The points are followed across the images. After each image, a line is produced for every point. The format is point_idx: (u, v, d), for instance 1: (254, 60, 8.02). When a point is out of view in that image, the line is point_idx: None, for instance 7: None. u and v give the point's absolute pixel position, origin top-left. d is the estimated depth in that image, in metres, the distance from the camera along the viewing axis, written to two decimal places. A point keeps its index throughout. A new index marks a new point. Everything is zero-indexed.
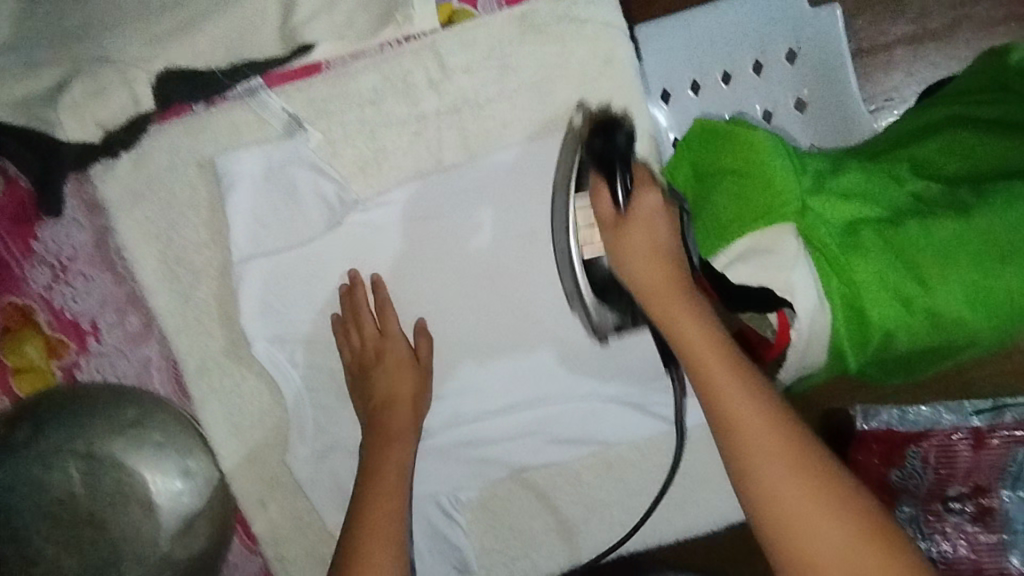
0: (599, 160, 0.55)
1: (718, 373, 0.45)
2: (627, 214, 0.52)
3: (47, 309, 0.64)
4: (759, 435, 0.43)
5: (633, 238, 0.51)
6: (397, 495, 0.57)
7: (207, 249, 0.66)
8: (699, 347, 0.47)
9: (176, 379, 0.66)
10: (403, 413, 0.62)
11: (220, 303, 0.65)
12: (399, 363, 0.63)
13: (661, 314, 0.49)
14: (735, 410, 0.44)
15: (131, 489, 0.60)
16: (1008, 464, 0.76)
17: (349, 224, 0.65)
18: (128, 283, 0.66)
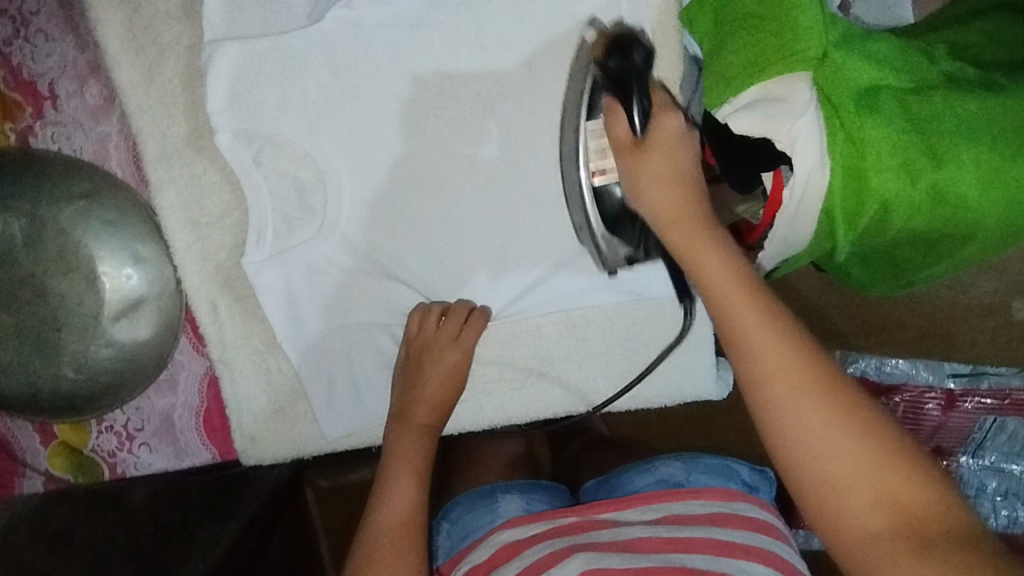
0: (615, 81, 0.54)
1: (716, 293, 0.44)
2: (646, 139, 0.50)
3: (4, 66, 0.60)
4: (767, 349, 0.42)
5: (653, 161, 0.49)
6: (412, 500, 0.57)
7: (178, 25, 0.61)
8: (663, 193, 0.48)
9: (137, 163, 0.63)
10: (441, 405, 0.63)
11: (185, 87, 0.61)
12: (447, 362, 0.63)
13: (684, 246, 0.47)
14: (732, 308, 0.43)
15: (78, 260, 0.58)
16: (973, 430, 0.82)
17: (332, 18, 0.60)
18: (91, 50, 0.61)
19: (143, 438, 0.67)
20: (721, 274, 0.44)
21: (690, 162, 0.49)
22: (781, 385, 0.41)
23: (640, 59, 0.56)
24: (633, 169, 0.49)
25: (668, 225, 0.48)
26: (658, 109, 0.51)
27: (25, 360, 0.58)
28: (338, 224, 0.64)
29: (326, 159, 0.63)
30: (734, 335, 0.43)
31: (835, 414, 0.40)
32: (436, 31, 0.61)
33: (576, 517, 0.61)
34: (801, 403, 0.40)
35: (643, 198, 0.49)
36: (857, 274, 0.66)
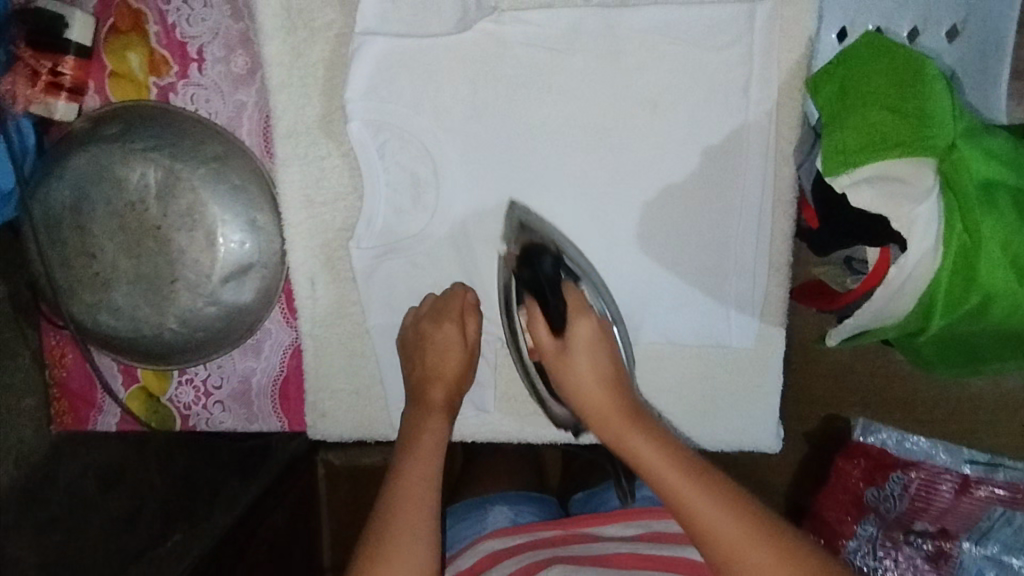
0: (532, 289, 0.64)
1: (669, 480, 0.51)
2: (562, 341, 0.61)
3: (159, 23, 0.63)
4: (634, 436, 0.55)
5: (574, 363, 0.60)
6: (430, 465, 0.58)
7: (331, 12, 0.63)
8: (589, 386, 0.59)
9: (266, 135, 0.65)
10: (447, 381, 0.64)
11: (327, 72, 0.64)
12: (440, 332, 0.64)
13: (597, 418, 0.58)
14: (679, 478, 0.51)
15: (199, 216, 0.60)
16: (981, 517, 0.80)
17: (479, 30, 0.63)
18: (244, 22, 0.63)
19: (219, 396, 0.69)
20: (672, 463, 0.52)
21: (612, 365, 0.60)
22: (727, 546, 0.48)
23: (550, 267, 0.64)
24: (558, 372, 0.61)
25: (635, 435, 0.55)
26: (573, 313, 0.62)
27: (134, 301, 0.61)
28: (445, 223, 0.66)
29: (445, 162, 0.65)
30: (688, 515, 0.49)
31: (772, 556, 0.47)
32: (572, 58, 0.64)
33: (560, 530, 0.67)
34: (750, 561, 0.47)
35: (571, 402, 0.60)
36: (927, 353, 0.67)
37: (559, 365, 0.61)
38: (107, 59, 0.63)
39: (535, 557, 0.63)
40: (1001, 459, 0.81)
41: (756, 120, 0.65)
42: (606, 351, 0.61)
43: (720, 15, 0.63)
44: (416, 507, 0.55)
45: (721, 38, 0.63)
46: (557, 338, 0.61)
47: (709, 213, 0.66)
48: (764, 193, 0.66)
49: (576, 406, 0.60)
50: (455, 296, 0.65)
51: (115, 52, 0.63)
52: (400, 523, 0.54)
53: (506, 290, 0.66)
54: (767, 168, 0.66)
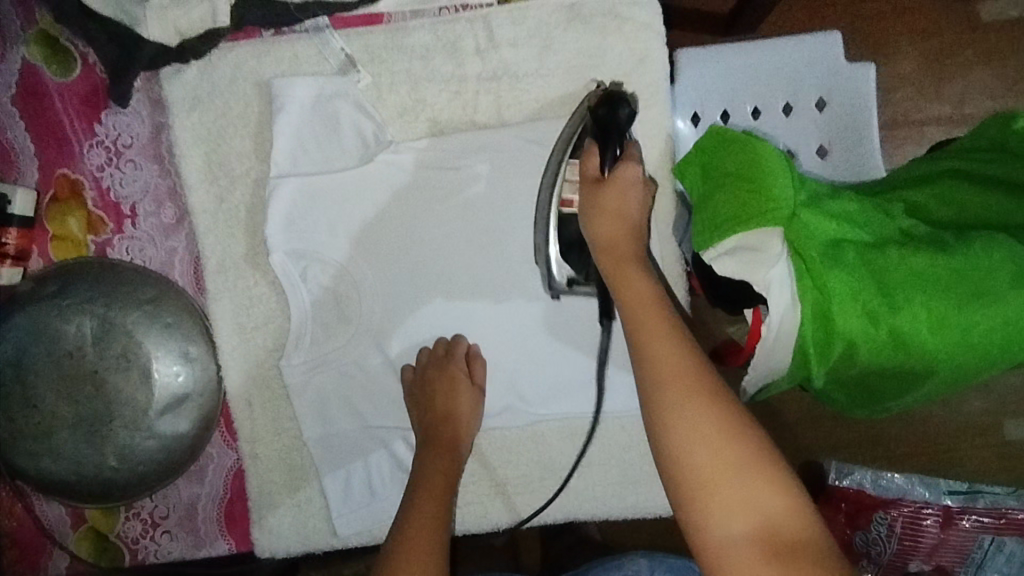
0: (599, 129, 0.64)
1: (660, 351, 0.50)
2: (608, 177, 0.61)
3: (95, 189, 0.72)
4: (660, 343, 0.51)
5: (606, 198, 0.60)
6: (439, 515, 0.62)
7: (248, 160, 0.72)
8: (605, 221, 0.59)
9: (196, 273, 0.72)
10: (461, 422, 0.69)
11: (248, 212, 0.72)
12: (450, 375, 0.69)
13: (617, 276, 0.57)
14: (668, 356, 0.50)
15: (134, 356, 0.66)
16: (972, 548, 0.84)
17: (380, 160, 0.71)
18: (171, 178, 0.72)
19: (166, 527, 0.71)
20: (665, 326, 0.52)
21: (628, 193, 0.60)
22: (702, 439, 0.47)
23: (627, 115, 0.65)
24: (591, 198, 0.60)
25: (635, 284, 0.56)
26: (625, 157, 0.61)
27: (75, 445, 0.64)
28: (370, 330, 0.72)
29: (363, 278, 0.72)
30: (658, 389, 0.49)
31: (739, 450, 0.46)
32: (465, 174, 0.72)
33: None
34: (707, 455, 0.46)
35: (591, 229, 0.60)
36: (835, 395, 0.72)
37: (592, 197, 0.60)
38: (48, 225, 0.70)
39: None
40: (978, 486, 0.85)
41: None
42: (639, 201, 0.60)
43: None
44: (427, 535, 0.60)
45: None
46: (602, 173, 0.61)
47: None
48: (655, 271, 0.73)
49: (595, 237, 0.59)
50: (459, 347, 0.71)
51: (54, 216, 0.70)
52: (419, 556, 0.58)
53: (566, 144, 0.67)
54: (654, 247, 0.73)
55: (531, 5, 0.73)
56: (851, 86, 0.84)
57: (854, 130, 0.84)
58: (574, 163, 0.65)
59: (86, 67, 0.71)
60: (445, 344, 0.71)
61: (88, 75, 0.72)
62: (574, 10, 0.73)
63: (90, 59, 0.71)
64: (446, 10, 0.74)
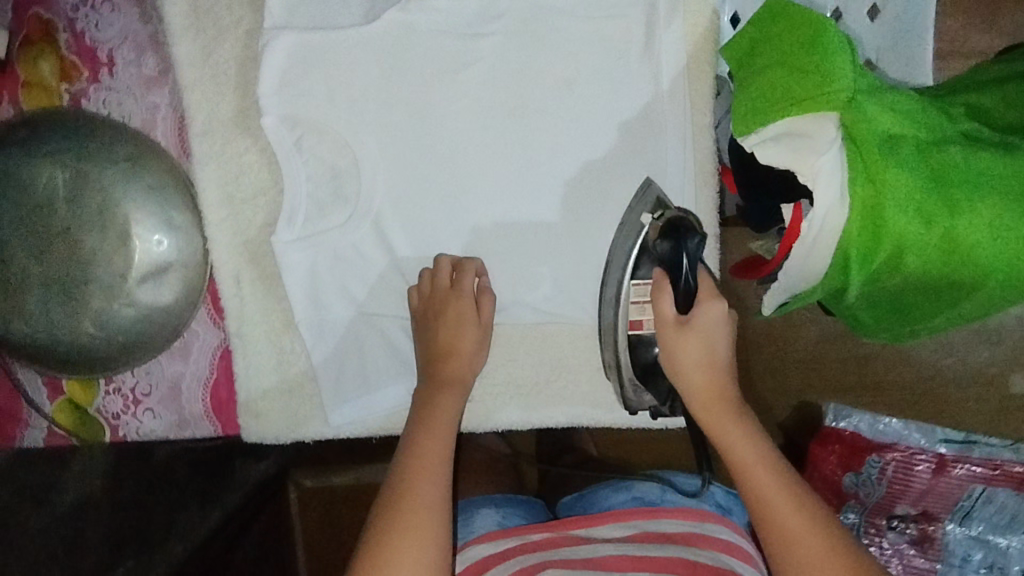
0: (665, 264, 0.58)
1: (787, 522, 0.49)
2: (688, 320, 0.56)
3: (69, 31, 0.64)
4: (766, 482, 0.51)
5: (689, 344, 0.56)
6: (442, 461, 0.57)
7: (240, 11, 0.64)
8: (695, 365, 0.56)
9: (181, 134, 0.66)
10: (463, 361, 0.64)
11: (238, 70, 0.64)
12: (456, 307, 0.64)
13: (715, 433, 0.55)
14: (768, 489, 0.51)
15: (111, 216, 0.60)
16: (962, 497, 0.79)
17: (388, 19, 0.63)
18: (153, 25, 0.65)
19: (149, 403, 0.68)
20: (763, 468, 0.52)
21: (705, 326, 0.56)
22: (821, 573, 0.48)
23: (696, 244, 0.58)
24: (671, 347, 0.56)
25: (732, 430, 0.54)
26: (704, 295, 0.56)
27: (49, 306, 0.59)
28: (368, 212, 0.65)
29: (363, 154, 0.65)
30: (777, 529, 0.50)
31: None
32: (482, 43, 0.64)
33: (550, 532, 0.63)
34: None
35: (676, 372, 0.57)
36: (861, 314, 0.67)
37: (668, 334, 0.57)
38: (18, 69, 0.64)
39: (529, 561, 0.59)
40: (975, 435, 0.80)
41: (666, 95, 0.66)
42: (727, 337, 0.56)
43: None
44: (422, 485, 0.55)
45: (626, 16, 0.64)
46: (681, 315, 0.56)
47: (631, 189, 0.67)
48: (683, 168, 0.66)
49: (681, 381, 0.57)
50: (467, 271, 0.64)
51: (23, 60, 0.63)
52: (415, 510, 0.53)
53: (624, 262, 0.61)
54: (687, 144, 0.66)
55: None
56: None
57: (903, 44, 0.73)
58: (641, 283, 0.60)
59: None
60: (446, 268, 0.65)
61: None
62: None
63: None
64: None
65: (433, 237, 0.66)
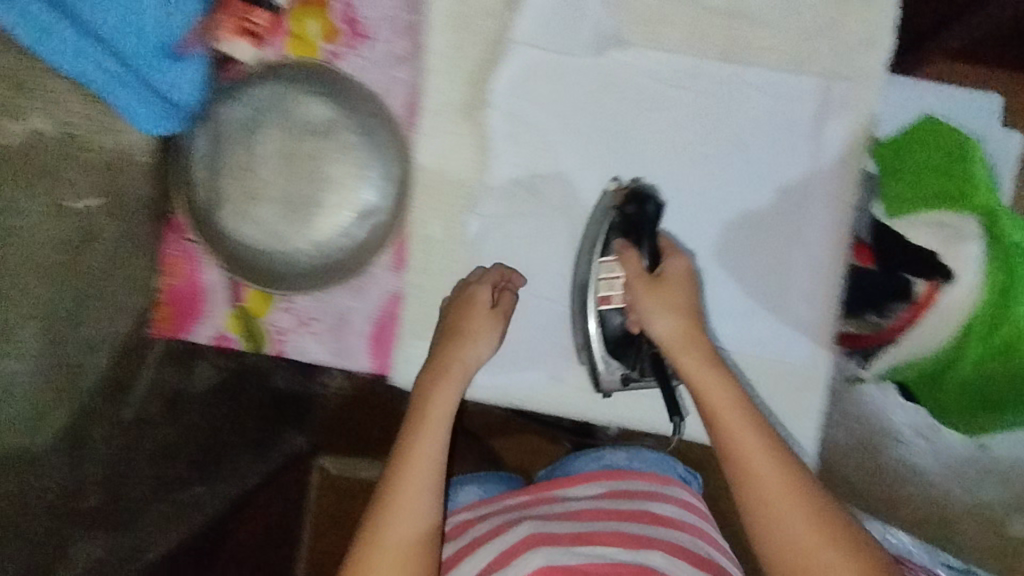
0: (628, 228, 0.71)
1: (754, 469, 0.61)
2: (661, 275, 0.70)
3: (342, 2, 0.74)
4: (742, 434, 0.63)
5: (665, 295, 0.68)
6: (446, 418, 0.67)
7: (489, 19, 0.74)
8: (660, 316, 0.68)
9: (410, 105, 0.75)
10: (473, 346, 0.70)
11: (476, 67, 0.74)
12: (481, 302, 0.71)
13: (701, 387, 0.66)
14: (743, 434, 0.63)
15: (350, 152, 0.71)
16: None
17: (612, 57, 0.74)
18: (413, 14, 0.75)
19: (315, 328, 0.75)
20: (741, 421, 0.63)
21: (688, 301, 0.69)
22: (775, 500, 0.60)
23: (654, 209, 0.72)
24: (640, 295, 0.68)
25: (707, 377, 0.66)
26: (669, 252, 0.71)
27: (277, 215, 0.70)
28: (555, 209, 0.75)
29: (560, 160, 0.75)
30: (743, 462, 0.62)
31: (805, 507, 0.60)
32: (682, 95, 0.75)
33: (529, 495, 0.73)
34: (781, 504, 0.60)
35: (653, 322, 0.68)
36: (948, 400, 0.79)
37: (646, 293, 0.68)
38: (288, 23, 0.74)
39: (505, 517, 0.70)
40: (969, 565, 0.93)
41: (826, 171, 0.76)
42: (692, 292, 0.70)
43: (804, 84, 0.75)
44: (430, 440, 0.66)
45: (806, 101, 0.75)
46: (651, 271, 0.70)
47: (778, 241, 0.76)
48: (825, 232, 0.76)
49: (659, 331, 0.68)
50: (489, 275, 0.73)
51: (296, 16, 0.74)
52: (423, 448, 0.65)
53: (593, 240, 0.72)
54: (833, 215, 0.76)
55: None
56: (1000, 149, 0.83)
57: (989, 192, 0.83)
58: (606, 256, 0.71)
59: None
60: (480, 278, 0.73)
61: None
62: None
63: None
64: None
65: None
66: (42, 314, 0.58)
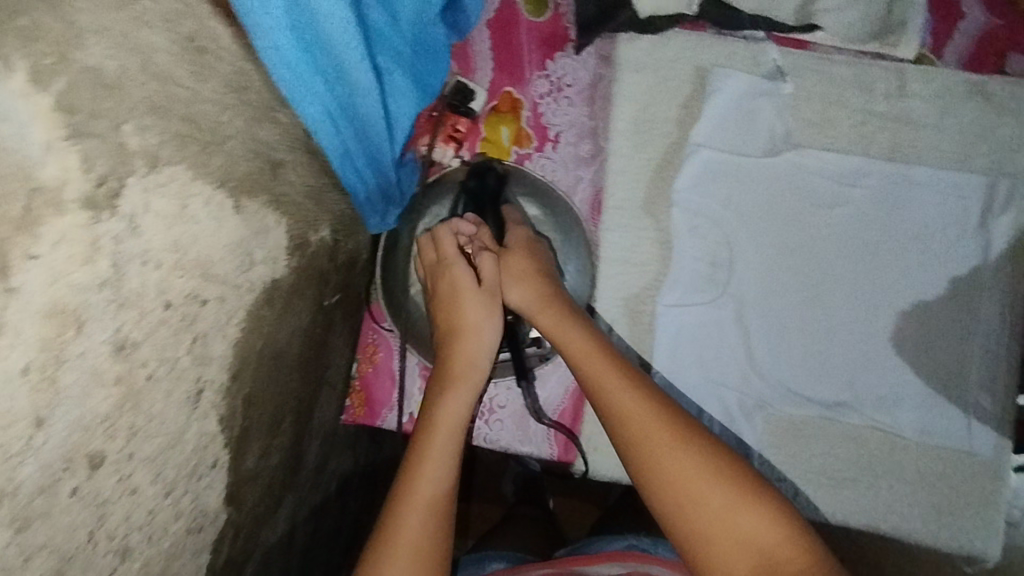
0: (471, 198, 0.71)
1: (628, 429, 0.55)
2: (511, 245, 0.66)
3: (532, 111, 0.82)
4: (606, 381, 0.58)
5: (516, 262, 0.65)
6: (455, 436, 0.59)
7: (668, 126, 0.81)
8: (519, 283, 0.64)
9: (594, 203, 0.80)
10: (472, 334, 0.62)
11: (656, 168, 0.80)
12: (452, 277, 0.64)
13: (555, 334, 0.62)
14: (608, 377, 0.58)
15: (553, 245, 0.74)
16: None
17: (785, 157, 0.79)
18: (597, 121, 0.82)
19: (501, 415, 0.76)
20: (601, 365, 0.59)
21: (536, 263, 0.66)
22: (657, 447, 0.54)
23: (492, 178, 0.72)
24: (500, 267, 0.65)
25: (572, 337, 0.61)
26: (510, 220, 0.69)
27: None
28: (733, 300, 0.77)
29: (738, 252, 0.78)
30: (637, 434, 0.55)
31: (758, 514, 0.50)
32: (853, 192, 0.79)
33: (551, 569, 0.62)
34: (674, 468, 0.52)
35: (511, 292, 0.64)
36: None
37: (504, 264, 0.65)
38: (483, 128, 0.81)
39: None
40: None
41: (993, 264, 0.78)
42: (543, 254, 0.66)
43: (967, 181, 0.79)
44: (434, 459, 0.57)
45: (969, 198, 0.79)
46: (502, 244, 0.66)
47: (953, 328, 0.77)
48: (999, 323, 0.78)
49: (516, 299, 0.64)
50: (444, 236, 0.65)
51: (491, 123, 0.81)
52: (436, 455, 0.57)
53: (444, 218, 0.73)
54: (1006, 307, 0.78)
55: (942, 69, 0.81)
56: None
57: None
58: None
59: (557, 15, 0.83)
60: (445, 237, 0.65)
61: (555, 22, 0.83)
62: (979, 85, 0.80)
63: (561, 10, 0.83)
64: (864, 55, 0.81)
65: (781, 330, 0.77)
66: (296, 403, 0.60)
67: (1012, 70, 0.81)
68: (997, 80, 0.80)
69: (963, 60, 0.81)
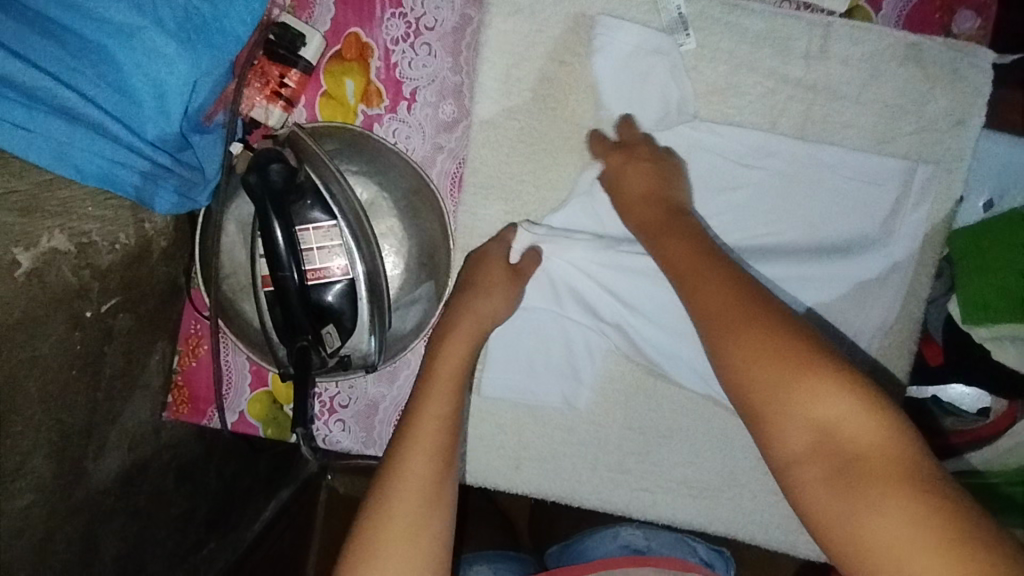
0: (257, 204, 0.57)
1: (707, 304, 0.50)
2: (620, 162, 0.63)
3: (383, 59, 0.67)
4: (690, 264, 0.54)
5: (631, 176, 0.62)
6: (455, 381, 0.57)
7: (545, 85, 0.67)
8: (639, 207, 0.60)
9: (454, 177, 0.69)
10: (492, 299, 0.62)
11: (528, 137, 0.68)
12: (487, 255, 0.64)
13: (655, 236, 0.58)
14: (703, 275, 0.52)
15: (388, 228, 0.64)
16: None
17: (677, 131, 0.67)
18: (461, 76, 0.68)
19: (342, 416, 0.71)
20: (687, 251, 0.55)
21: (670, 197, 0.61)
22: (736, 325, 0.48)
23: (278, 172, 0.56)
24: (616, 176, 0.63)
25: (671, 235, 0.57)
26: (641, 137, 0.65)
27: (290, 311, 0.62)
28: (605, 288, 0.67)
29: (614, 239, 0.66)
30: (713, 313, 0.50)
31: (849, 410, 0.43)
32: (749, 174, 0.68)
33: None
34: (748, 348, 0.47)
35: (622, 210, 0.62)
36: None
37: (623, 176, 0.62)
38: (324, 80, 0.67)
39: None
40: None
41: (897, 262, 0.69)
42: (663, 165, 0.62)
43: (883, 166, 0.68)
44: (442, 395, 0.55)
45: (883, 184, 0.68)
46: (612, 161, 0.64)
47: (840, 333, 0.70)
48: (892, 329, 0.70)
49: (628, 215, 0.61)
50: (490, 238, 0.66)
51: (331, 74, 0.67)
52: (431, 393, 0.55)
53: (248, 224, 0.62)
54: (905, 311, 0.70)
55: (876, 26, 0.67)
56: None
57: None
58: (328, 223, 0.59)
59: None
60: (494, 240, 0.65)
61: None
62: (916, 48, 0.67)
63: None
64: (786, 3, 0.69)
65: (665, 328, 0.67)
66: (54, 435, 0.51)
67: (957, 30, 0.69)
68: (939, 41, 0.67)
69: (905, 14, 0.68)
